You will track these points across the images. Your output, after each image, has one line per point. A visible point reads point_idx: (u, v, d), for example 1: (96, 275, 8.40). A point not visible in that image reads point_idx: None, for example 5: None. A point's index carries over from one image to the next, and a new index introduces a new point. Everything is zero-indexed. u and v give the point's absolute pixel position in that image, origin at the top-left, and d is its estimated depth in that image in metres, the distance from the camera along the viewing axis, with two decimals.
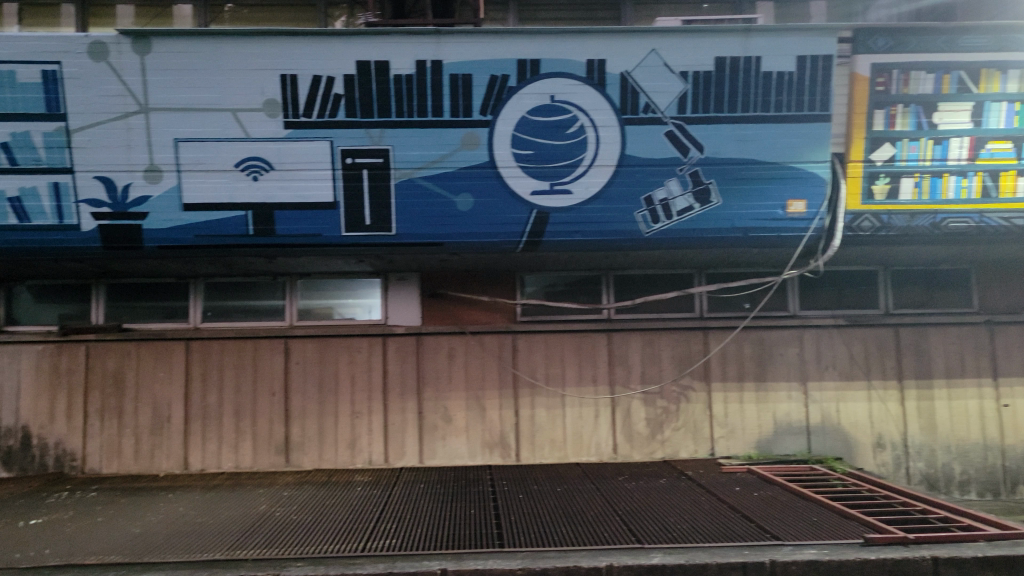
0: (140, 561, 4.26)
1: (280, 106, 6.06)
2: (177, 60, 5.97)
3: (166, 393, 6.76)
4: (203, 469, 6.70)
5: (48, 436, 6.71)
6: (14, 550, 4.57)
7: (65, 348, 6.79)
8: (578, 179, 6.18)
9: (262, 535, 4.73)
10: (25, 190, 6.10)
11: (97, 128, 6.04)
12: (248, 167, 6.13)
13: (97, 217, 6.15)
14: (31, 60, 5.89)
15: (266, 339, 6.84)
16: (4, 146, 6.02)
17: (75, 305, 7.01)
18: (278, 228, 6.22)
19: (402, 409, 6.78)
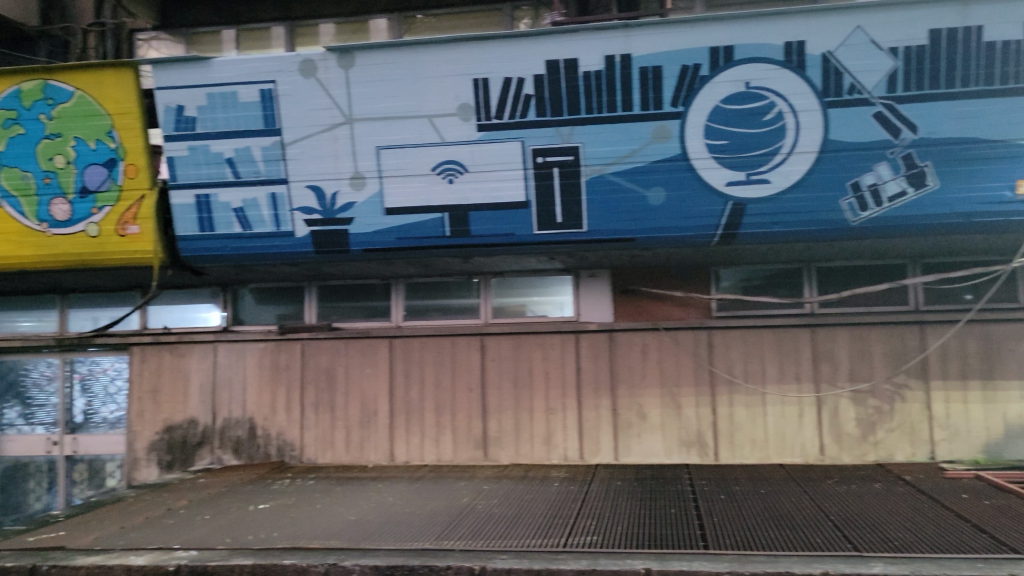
0: (356, 547, 4.50)
1: (473, 109, 6.22)
2: (376, 71, 6.24)
3: (373, 388, 7.14)
4: (407, 461, 7.02)
5: (271, 427, 7.27)
6: (246, 532, 4.97)
7: (283, 346, 7.33)
8: (777, 168, 5.93)
9: (468, 526, 4.87)
10: (247, 201, 6.64)
11: (308, 140, 6.46)
12: (444, 170, 6.35)
13: (310, 223, 6.62)
14: (250, 81, 6.38)
15: (463, 336, 7.06)
16: (229, 161, 6.58)
17: (291, 305, 7.55)
18: (474, 229, 6.42)
19: (596, 406, 6.79)
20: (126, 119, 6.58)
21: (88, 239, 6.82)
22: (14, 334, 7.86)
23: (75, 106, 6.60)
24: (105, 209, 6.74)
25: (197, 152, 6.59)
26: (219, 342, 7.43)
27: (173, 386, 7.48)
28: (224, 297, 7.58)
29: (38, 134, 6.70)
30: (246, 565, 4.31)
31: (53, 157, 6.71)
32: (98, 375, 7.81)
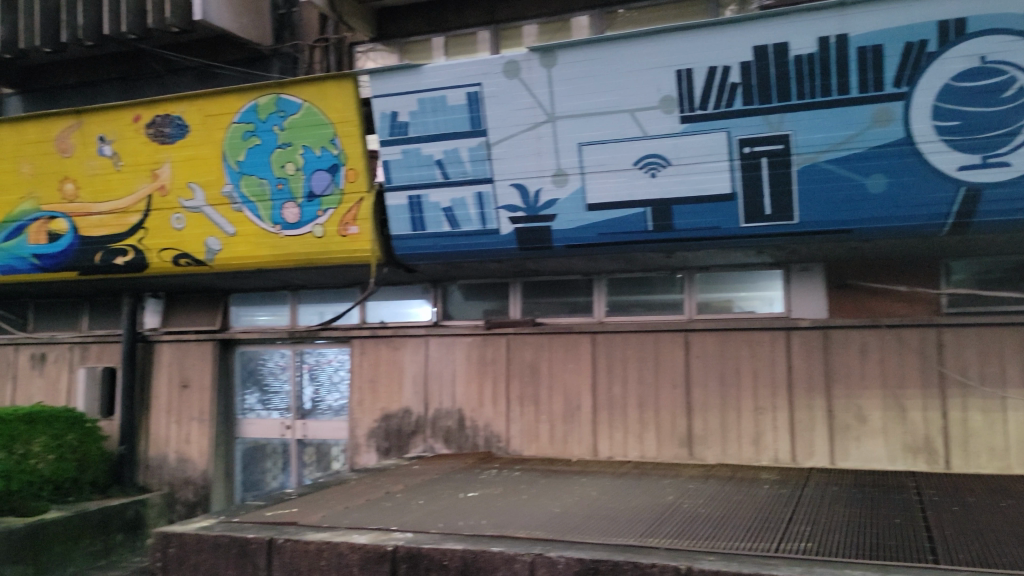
0: (562, 539, 4.56)
1: (676, 102, 6.10)
2: (579, 69, 6.27)
3: (576, 383, 7.21)
4: (611, 456, 7.02)
5: (479, 419, 7.53)
6: (458, 518, 5.18)
7: (489, 340, 7.56)
8: (1019, 149, 5.34)
9: (673, 525, 4.79)
10: (455, 201, 6.91)
11: (512, 139, 6.62)
12: (647, 164, 6.28)
13: (514, 220, 6.79)
14: (458, 85, 6.63)
15: (666, 332, 6.95)
16: (439, 162, 6.87)
17: (496, 301, 7.77)
18: (677, 223, 6.31)
19: (809, 407, 6.46)
20: (347, 127, 7.06)
21: (314, 240, 7.39)
22: (252, 327, 8.65)
23: (304, 117, 7.16)
24: (329, 211, 7.27)
25: (409, 155, 6.94)
26: (430, 336, 7.80)
27: (389, 378, 7.93)
28: (434, 293, 7.93)
29: (272, 144, 7.33)
30: (457, 550, 4.48)
31: (285, 165, 7.32)
32: (324, 365, 8.44)
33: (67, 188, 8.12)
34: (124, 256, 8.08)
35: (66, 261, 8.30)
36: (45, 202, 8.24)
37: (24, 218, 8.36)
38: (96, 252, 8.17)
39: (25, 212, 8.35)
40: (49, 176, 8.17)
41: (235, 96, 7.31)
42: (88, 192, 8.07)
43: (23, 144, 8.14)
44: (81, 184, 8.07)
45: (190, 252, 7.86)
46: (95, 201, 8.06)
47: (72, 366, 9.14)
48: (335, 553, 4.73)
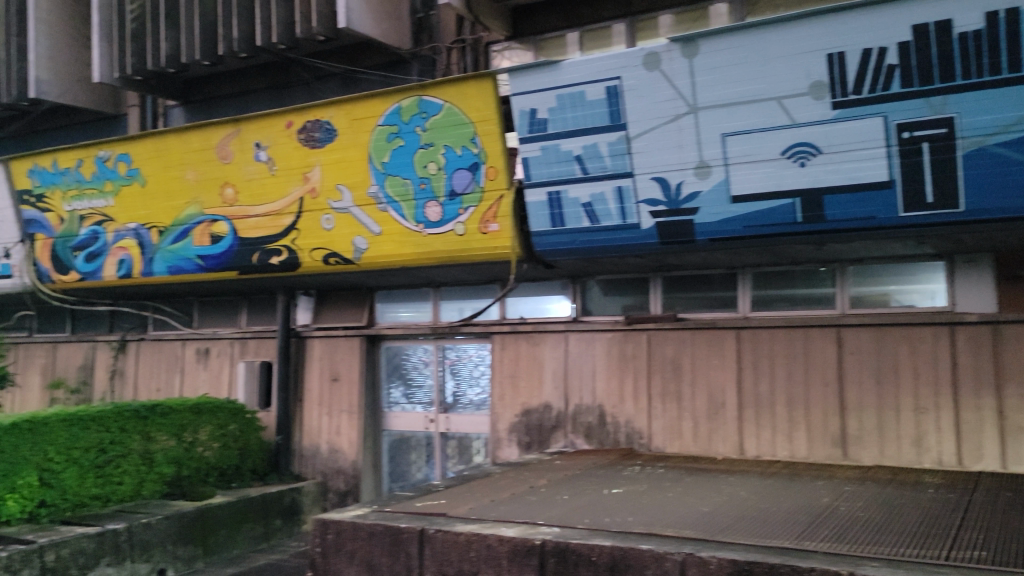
0: (713, 539, 4.47)
1: (827, 87, 5.84)
2: (722, 58, 6.10)
3: (721, 380, 7.04)
4: (758, 455, 6.82)
5: (620, 415, 7.48)
6: (604, 515, 5.16)
7: (630, 336, 7.50)
8: None
9: (830, 528, 4.61)
10: (595, 196, 6.90)
11: (653, 132, 6.52)
12: (795, 153, 6.06)
13: (655, 215, 6.71)
14: (597, 79, 6.59)
15: (817, 327, 6.69)
16: (578, 158, 6.85)
17: (636, 296, 7.70)
18: (828, 213, 6.06)
19: (977, 407, 6.06)
20: (487, 126, 7.16)
21: (456, 237, 7.54)
22: (397, 323, 8.93)
23: (445, 118, 7.31)
24: (470, 209, 7.40)
25: (548, 151, 6.96)
26: (570, 332, 7.81)
27: (529, 373, 8.00)
28: (573, 288, 7.94)
29: (415, 145, 7.53)
30: (605, 546, 4.46)
31: (428, 165, 7.50)
32: (465, 360, 8.60)
33: (228, 193, 8.63)
34: (278, 256, 8.50)
35: (227, 262, 8.81)
36: (208, 206, 8.79)
37: (190, 222, 8.94)
38: (253, 252, 8.63)
39: (191, 216, 8.93)
40: (211, 181, 8.70)
41: (379, 100, 7.55)
42: (246, 196, 8.54)
43: (188, 153, 8.70)
44: (240, 188, 8.56)
45: (339, 251, 8.18)
46: (252, 204, 8.52)
47: (233, 360, 9.71)
48: (484, 545, 4.82)
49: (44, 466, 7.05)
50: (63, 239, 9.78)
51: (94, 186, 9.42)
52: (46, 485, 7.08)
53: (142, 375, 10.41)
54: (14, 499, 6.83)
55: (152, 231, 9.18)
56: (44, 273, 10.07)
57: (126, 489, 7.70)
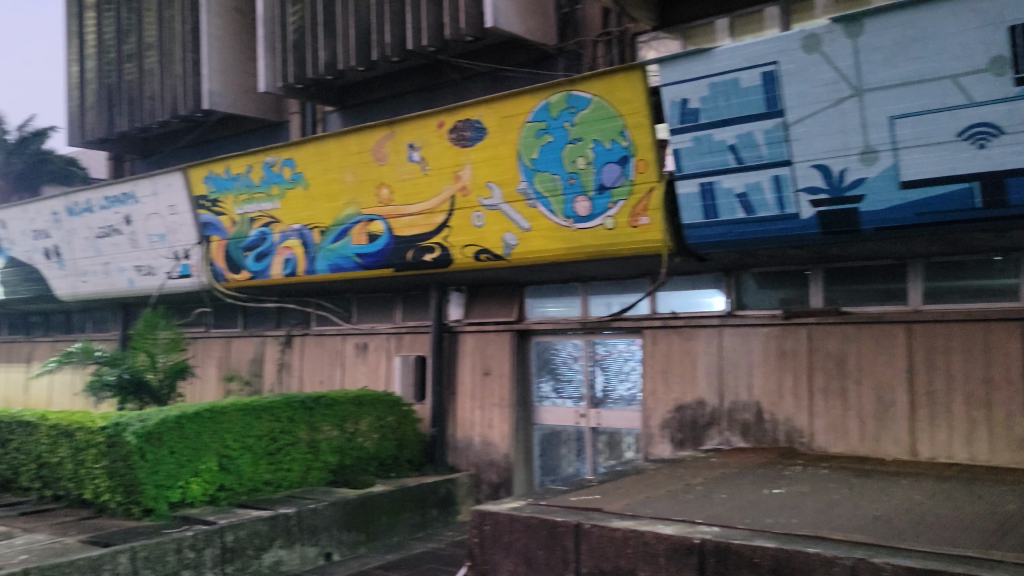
0: (887, 545, 4.23)
1: (1009, 62, 5.40)
2: (888, 36, 5.75)
3: (890, 377, 6.67)
4: (933, 458, 6.41)
5: (779, 412, 7.21)
6: (765, 515, 4.99)
7: (789, 331, 7.23)
8: None
9: (1020, 538, 4.26)
10: (750, 186, 6.68)
11: (812, 118, 6.25)
12: (973, 134, 5.65)
13: (816, 204, 6.44)
14: (752, 66, 6.37)
15: (999, 321, 6.23)
16: (732, 148, 6.66)
17: (794, 289, 7.40)
18: (1012, 198, 5.61)
19: None
20: (636, 118, 7.07)
21: (605, 231, 7.50)
22: (546, 318, 8.99)
23: (593, 112, 7.28)
24: (619, 202, 7.33)
25: (701, 142, 6.79)
26: (724, 327, 7.61)
27: (682, 368, 7.86)
28: (727, 282, 7.72)
29: (563, 140, 7.54)
30: (768, 548, 4.30)
31: (576, 160, 7.49)
32: (615, 355, 8.54)
33: (383, 193, 8.94)
34: (432, 253, 8.73)
35: (383, 259, 9.14)
36: (365, 206, 9.14)
37: (348, 222, 9.33)
38: (408, 250, 8.91)
39: (349, 216, 9.32)
40: (368, 182, 9.04)
41: (529, 97, 7.61)
42: (401, 196, 8.82)
43: (346, 155, 9.09)
44: (395, 188, 8.85)
45: (489, 247, 8.31)
46: (406, 204, 8.79)
47: (390, 354, 10.07)
48: (641, 541, 4.76)
49: (223, 453, 7.60)
50: (235, 240, 10.47)
51: (261, 190, 10.00)
52: (225, 470, 7.62)
53: (307, 368, 10.97)
54: (198, 482, 7.40)
55: (314, 231, 9.65)
56: (218, 272, 10.83)
57: (294, 476, 8.14)
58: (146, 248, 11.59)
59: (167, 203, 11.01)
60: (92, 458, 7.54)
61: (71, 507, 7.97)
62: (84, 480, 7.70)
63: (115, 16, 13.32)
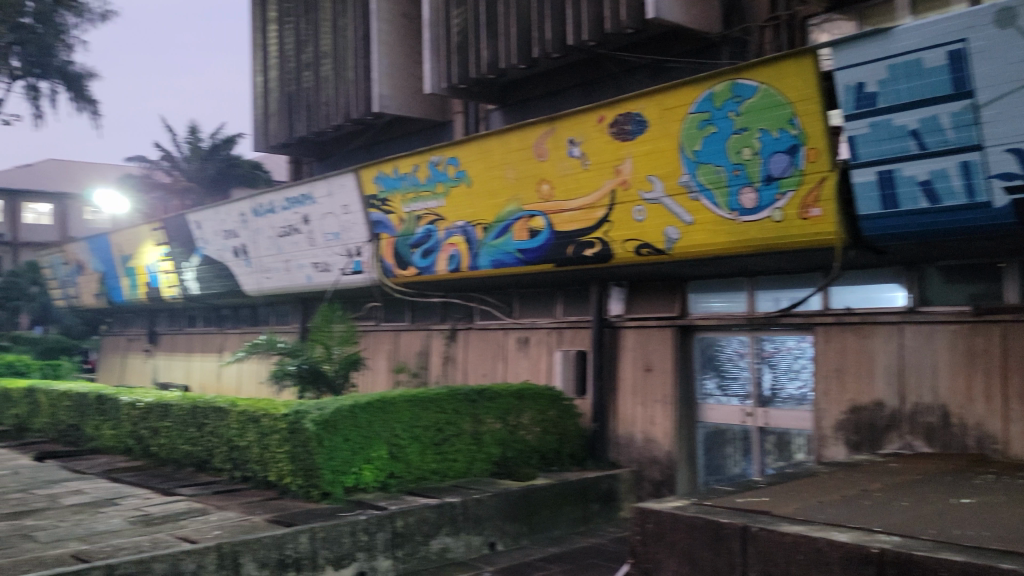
0: None
1: None
2: None
3: None
4: None
5: (969, 416, 6.70)
6: (953, 527, 4.64)
7: (980, 330, 6.70)
8: None
9: None
10: (935, 173, 6.24)
11: (1006, 99, 5.74)
12: None
13: (1011, 191, 5.93)
14: (937, 44, 5.93)
15: None
16: (915, 133, 6.23)
17: (986, 285, 6.82)
18: None
19: None
20: (807, 105, 6.74)
21: (773, 224, 7.22)
22: (710, 314, 8.77)
23: (761, 100, 7.01)
24: (789, 193, 7.03)
25: (879, 128, 6.40)
26: (905, 324, 7.15)
27: (858, 367, 7.45)
28: (909, 276, 7.26)
29: (729, 130, 7.31)
30: (956, 561, 4.00)
31: (742, 150, 7.25)
32: (784, 353, 8.22)
33: (544, 189, 9.02)
34: (592, 248, 8.71)
35: (544, 254, 9.21)
36: (526, 202, 9.26)
37: (510, 218, 9.48)
38: (569, 245, 8.93)
39: (511, 212, 9.46)
40: (529, 179, 9.14)
41: (692, 87, 7.43)
42: (562, 191, 8.85)
43: (508, 152, 9.23)
44: (556, 184, 8.89)
45: (651, 241, 8.19)
46: (567, 199, 8.82)
47: (551, 349, 10.16)
48: (813, 548, 4.55)
49: (393, 442, 7.93)
50: (403, 237, 10.89)
51: (427, 188, 10.34)
52: (394, 459, 7.96)
53: (470, 361, 11.24)
54: (370, 469, 7.76)
55: (477, 227, 9.87)
56: (387, 268, 11.29)
57: (459, 466, 8.36)
58: (323, 246, 12.26)
59: (341, 202, 11.60)
60: (276, 443, 8.08)
61: (257, 487, 8.58)
62: (269, 463, 8.27)
63: (294, 28, 14.17)
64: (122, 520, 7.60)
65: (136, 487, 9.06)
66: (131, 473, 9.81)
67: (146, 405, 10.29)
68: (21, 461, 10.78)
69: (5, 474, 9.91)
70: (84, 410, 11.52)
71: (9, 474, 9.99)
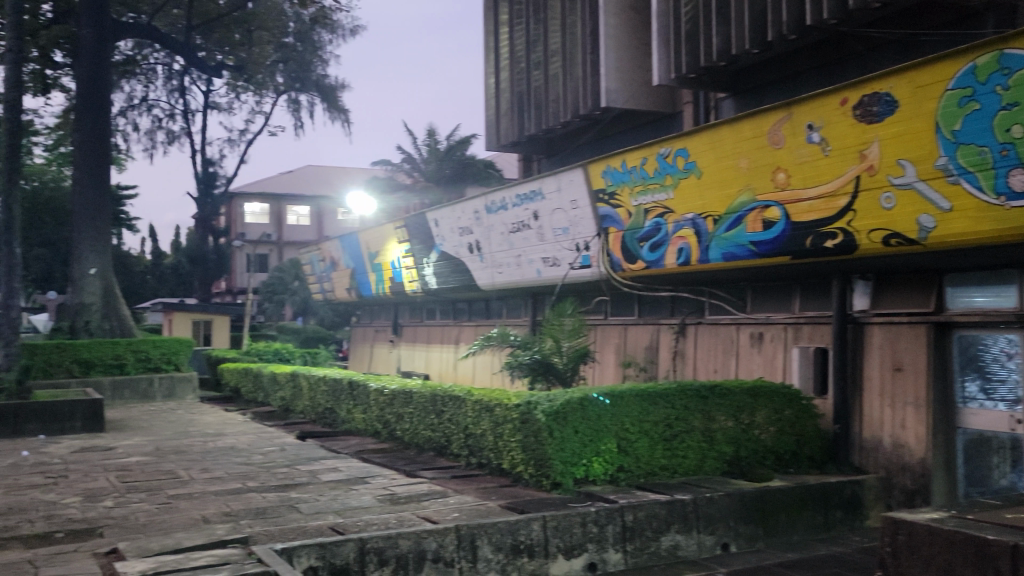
0: None
1: None
2: None
3: None
4: None
5: None
6: None
7: None
8: None
9: None
10: None
11: None
12: None
13: None
14: None
15: None
16: None
17: None
18: None
19: None
20: None
21: None
22: (972, 310, 7.93)
23: None
24: None
25: None
26: None
27: None
28: None
29: (994, 107, 6.61)
30: None
31: (1011, 128, 6.53)
32: None
33: (780, 177, 8.61)
34: (834, 239, 8.16)
35: (779, 246, 8.78)
36: (760, 192, 8.89)
37: (743, 209, 9.15)
38: (807, 236, 8.44)
39: (744, 203, 9.14)
40: (763, 167, 8.77)
41: (950, 61, 6.81)
42: (799, 179, 8.42)
43: (740, 141, 8.91)
44: (792, 172, 8.46)
45: (901, 231, 7.53)
46: (805, 187, 8.37)
47: (787, 345, 9.69)
48: None
49: (622, 436, 7.94)
50: (631, 231, 10.85)
51: (656, 181, 10.22)
52: (623, 452, 7.96)
53: (701, 357, 11.00)
54: (599, 462, 7.83)
55: (708, 220, 9.63)
56: (615, 263, 11.30)
57: (690, 463, 8.19)
58: (552, 240, 12.50)
59: (570, 198, 11.76)
60: (508, 432, 8.38)
61: (492, 474, 8.92)
62: (503, 452, 8.57)
63: (525, 28, 14.58)
64: (372, 498, 8.21)
65: (383, 468, 9.75)
66: (378, 454, 10.56)
67: (392, 392, 11.05)
68: (287, 439, 11.96)
69: (274, 450, 11.05)
70: (339, 394, 12.57)
71: (277, 450, 11.13)
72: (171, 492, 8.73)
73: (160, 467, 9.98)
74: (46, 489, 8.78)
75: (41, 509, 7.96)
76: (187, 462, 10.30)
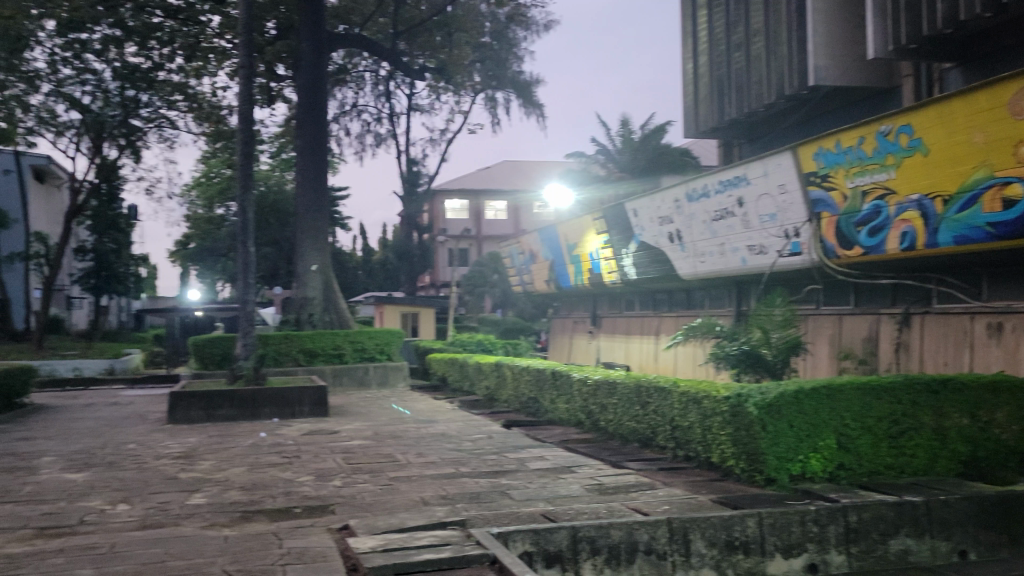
0: None
1: None
2: None
3: None
4: None
5: None
6: None
7: None
8: None
9: None
10: None
11: None
12: None
13: None
14: None
15: None
16: None
17: None
18: None
19: None
20: None
21: None
22: None
23: None
24: None
25: None
26: None
27: None
28: None
29: None
30: None
31: None
32: None
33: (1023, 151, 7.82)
34: None
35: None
36: (999, 169, 8.12)
37: (978, 188, 8.40)
38: None
39: (980, 181, 8.39)
40: (1002, 142, 8.00)
41: None
42: None
43: (975, 114, 8.17)
44: None
45: None
46: None
47: None
48: None
49: (842, 431, 7.53)
50: (848, 216, 10.28)
51: (875, 161, 9.60)
52: (844, 449, 7.55)
53: (928, 349, 10.21)
54: (817, 459, 7.48)
55: (937, 201, 8.94)
56: (829, 249, 10.75)
57: (919, 463, 7.64)
58: (758, 228, 12.06)
59: (778, 182, 11.31)
60: (718, 425, 8.17)
61: (700, 467, 8.76)
62: (712, 445, 8.37)
63: (723, 10, 14.19)
64: (580, 487, 8.29)
65: (590, 457, 9.81)
66: (583, 444, 10.64)
67: (595, 382, 11.09)
68: (494, 427, 12.33)
69: (482, 438, 11.43)
70: (542, 384, 12.79)
71: (485, 437, 11.50)
72: (392, 474, 9.25)
73: (380, 450, 10.60)
74: (283, 467, 9.57)
75: (280, 486, 8.69)
76: (403, 447, 10.87)
